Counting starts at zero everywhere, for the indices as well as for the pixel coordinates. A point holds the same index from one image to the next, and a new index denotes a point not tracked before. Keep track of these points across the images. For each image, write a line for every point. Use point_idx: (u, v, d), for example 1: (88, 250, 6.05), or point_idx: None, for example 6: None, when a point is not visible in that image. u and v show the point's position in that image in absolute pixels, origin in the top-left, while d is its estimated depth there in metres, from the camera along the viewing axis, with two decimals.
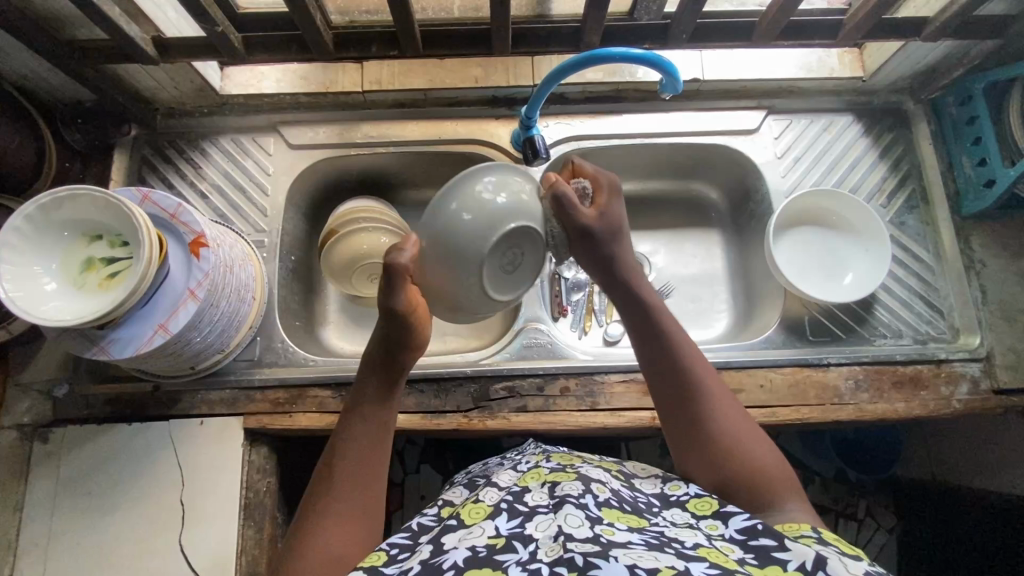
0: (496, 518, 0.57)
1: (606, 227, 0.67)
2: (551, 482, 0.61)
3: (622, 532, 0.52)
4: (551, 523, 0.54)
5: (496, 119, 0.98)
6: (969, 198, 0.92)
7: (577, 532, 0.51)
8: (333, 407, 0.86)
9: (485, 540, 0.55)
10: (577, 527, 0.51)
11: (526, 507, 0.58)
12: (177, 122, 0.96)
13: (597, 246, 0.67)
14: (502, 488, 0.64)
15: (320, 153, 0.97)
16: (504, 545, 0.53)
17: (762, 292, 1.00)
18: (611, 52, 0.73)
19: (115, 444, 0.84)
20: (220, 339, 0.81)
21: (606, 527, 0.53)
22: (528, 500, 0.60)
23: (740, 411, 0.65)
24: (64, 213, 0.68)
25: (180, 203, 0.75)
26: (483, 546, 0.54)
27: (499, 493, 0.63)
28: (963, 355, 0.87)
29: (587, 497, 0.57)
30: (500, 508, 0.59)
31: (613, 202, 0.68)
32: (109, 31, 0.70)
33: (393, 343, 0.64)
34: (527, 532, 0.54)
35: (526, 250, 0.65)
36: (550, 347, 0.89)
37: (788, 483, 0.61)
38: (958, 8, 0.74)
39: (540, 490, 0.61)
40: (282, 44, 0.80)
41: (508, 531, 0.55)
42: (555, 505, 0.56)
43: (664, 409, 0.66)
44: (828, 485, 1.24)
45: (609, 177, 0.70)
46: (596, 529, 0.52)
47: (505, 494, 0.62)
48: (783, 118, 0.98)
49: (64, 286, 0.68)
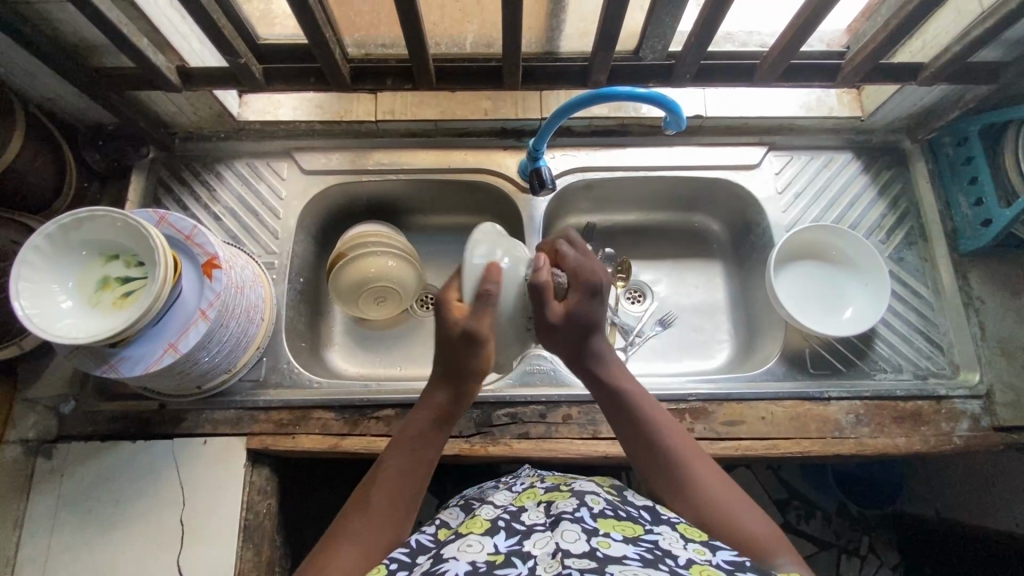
0: (494, 535, 0.58)
1: (575, 318, 0.69)
2: (547, 501, 0.63)
3: (617, 545, 0.53)
4: (549, 540, 0.55)
5: (504, 149, 1.01)
6: (966, 236, 0.94)
7: (574, 547, 0.52)
8: (335, 430, 0.86)
9: (485, 555, 0.54)
10: (573, 543, 0.53)
11: (523, 525, 0.59)
12: (195, 146, 0.99)
13: (563, 337, 0.70)
14: (499, 505, 0.64)
15: (332, 178, 0.99)
16: (504, 560, 0.54)
17: (763, 324, 1.01)
18: (617, 91, 0.75)
19: (119, 461, 0.84)
20: (227, 359, 0.82)
21: (602, 538, 0.54)
22: (525, 518, 0.60)
23: (719, 474, 0.66)
24: (83, 233, 0.70)
25: (195, 225, 0.77)
26: (483, 562, 0.53)
27: (495, 509, 0.64)
28: (963, 391, 0.88)
29: (582, 512, 0.59)
30: (497, 526, 0.59)
31: (587, 300, 0.69)
32: (137, 60, 0.72)
33: (458, 375, 0.67)
34: (525, 549, 0.55)
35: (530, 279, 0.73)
36: (553, 374, 0.89)
37: (777, 541, 0.60)
38: (952, 55, 0.76)
39: (536, 509, 0.62)
40: (301, 75, 0.82)
41: (507, 548, 0.56)
42: (551, 524, 0.57)
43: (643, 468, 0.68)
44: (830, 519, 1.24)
45: (591, 274, 0.70)
46: (592, 542, 0.54)
47: (502, 511, 0.63)
48: (784, 155, 1.01)
49: (79, 304, 0.70)
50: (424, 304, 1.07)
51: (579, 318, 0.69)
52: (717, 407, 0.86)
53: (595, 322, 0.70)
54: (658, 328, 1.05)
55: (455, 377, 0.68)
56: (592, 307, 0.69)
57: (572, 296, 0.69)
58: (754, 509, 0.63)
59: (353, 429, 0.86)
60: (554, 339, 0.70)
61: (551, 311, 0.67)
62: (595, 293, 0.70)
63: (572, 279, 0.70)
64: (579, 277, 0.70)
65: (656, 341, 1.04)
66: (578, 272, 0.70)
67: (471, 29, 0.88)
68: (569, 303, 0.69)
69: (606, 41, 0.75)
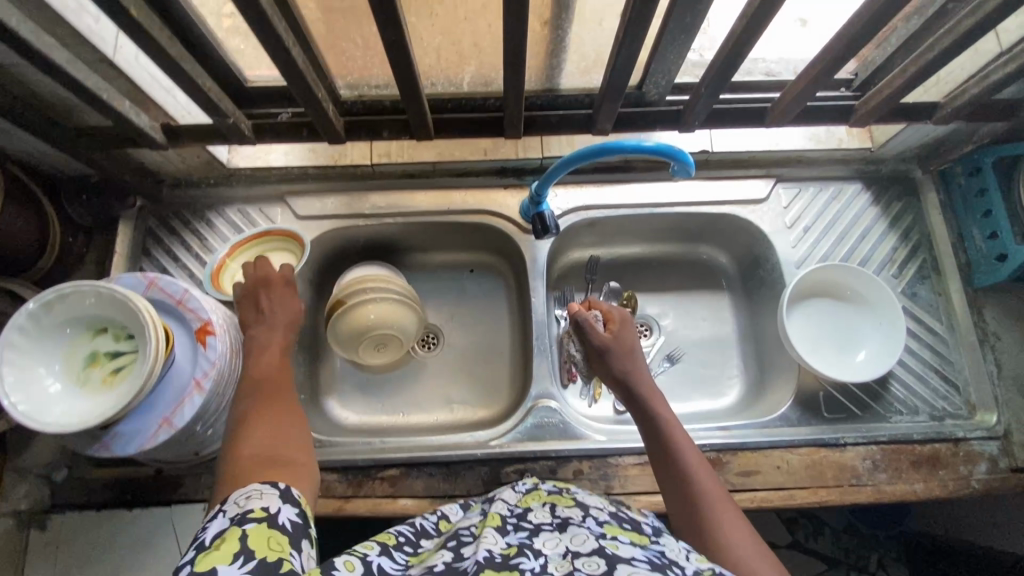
0: (503, 531, 0.54)
1: (615, 345, 0.81)
2: (552, 504, 0.60)
3: (626, 547, 0.51)
4: (558, 541, 0.52)
5: (505, 188, 0.98)
6: (981, 271, 0.92)
7: (582, 547, 0.51)
8: (340, 492, 0.82)
9: (499, 548, 0.51)
10: (582, 543, 0.51)
11: (530, 525, 0.56)
12: (183, 193, 0.96)
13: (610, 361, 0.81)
14: (506, 502, 0.61)
15: (327, 223, 0.96)
16: (517, 552, 0.50)
17: (774, 362, 0.98)
18: (624, 144, 0.72)
19: (115, 532, 0.82)
20: (226, 425, 0.79)
21: (610, 541, 0.52)
22: (532, 519, 0.57)
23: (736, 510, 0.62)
24: (66, 310, 0.66)
25: (187, 289, 0.74)
26: (498, 553, 0.50)
27: (503, 507, 0.60)
28: (981, 433, 0.86)
29: (588, 520, 0.56)
30: (507, 524, 0.56)
31: (625, 330, 0.84)
32: (119, 123, 0.68)
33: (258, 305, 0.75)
34: (535, 545, 0.52)
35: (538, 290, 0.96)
36: (562, 427, 0.87)
37: None
38: (972, 96, 0.73)
39: (541, 509, 0.59)
40: (293, 129, 0.79)
41: (517, 541, 0.52)
42: (559, 526, 0.55)
43: (668, 497, 0.66)
44: (838, 536, 1.25)
45: (621, 310, 0.86)
46: (601, 542, 0.52)
47: (510, 509, 0.60)
48: (792, 187, 0.98)
49: (67, 385, 0.66)
50: (426, 346, 1.04)
51: (620, 344, 0.81)
52: (731, 457, 0.84)
53: (634, 350, 0.81)
54: (666, 364, 1.02)
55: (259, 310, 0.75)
56: (631, 338, 0.82)
57: (612, 328, 0.84)
58: (769, 558, 0.57)
59: (357, 490, 0.83)
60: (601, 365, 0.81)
61: (595, 336, 0.82)
62: (628, 325, 0.84)
63: (609, 314, 0.86)
64: (617, 314, 0.85)
65: (664, 380, 1.01)
66: (613, 310, 0.86)
67: (468, 69, 0.84)
68: (612, 332, 0.83)
69: (613, 92, 0.73)
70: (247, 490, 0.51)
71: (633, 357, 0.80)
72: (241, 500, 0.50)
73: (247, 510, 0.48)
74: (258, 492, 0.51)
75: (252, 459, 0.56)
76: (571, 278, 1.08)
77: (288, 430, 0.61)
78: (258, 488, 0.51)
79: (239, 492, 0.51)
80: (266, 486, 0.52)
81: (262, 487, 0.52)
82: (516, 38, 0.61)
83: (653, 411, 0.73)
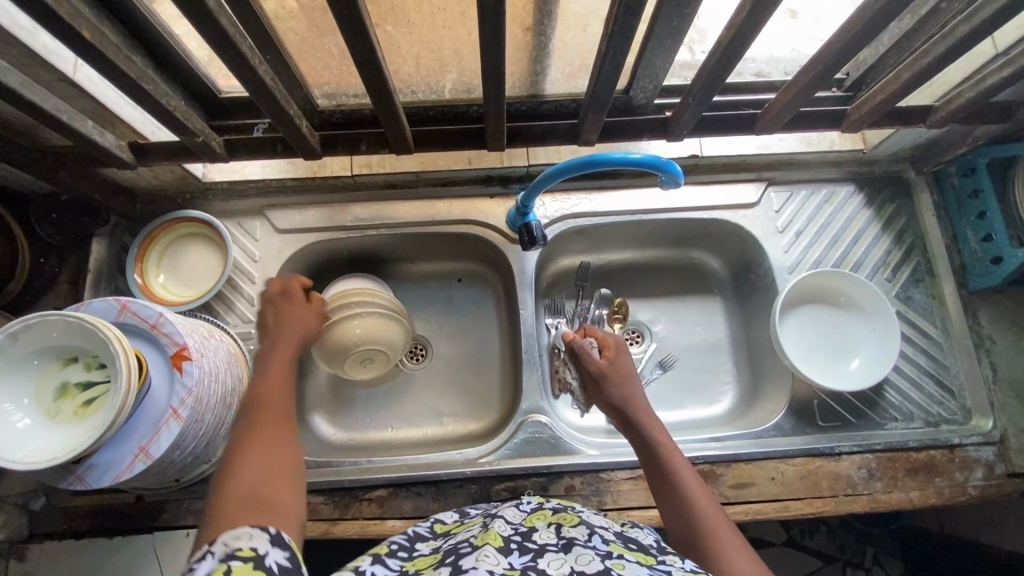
0: (506, 552, 0.52)
1: (612, 371, 0.79)
2: (557, 524, 0.58)
3: (632, 566, 0.49)
4: (563, 562, 0.50)
5: (491, 197, 0.95)
6: (975, 273, 0.90)
7: (587, 567, 0.49)
8: (326, 515, 0.80)
9: (502, 569, 0.48)
10: (587, 563, 0.49)
11: (534, 545, 0.54)
12: (159, 208, 0.93)
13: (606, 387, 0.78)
14: (509, 522, 0.59)
15: (308, 237, 0.93)
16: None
17: (767, 369, 0.97)
18: (610, 156, 0.70)
19: (96, 561, 0.79)
20: (207, 450, 0.77)
21: (616, 560, 0.50)
22: (537, 538, 0.55)
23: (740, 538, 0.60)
24: (34, 342, 0.64)
25: (161, 312, 0.71)
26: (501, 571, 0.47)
27: (505, 526, 0.58)
28: (977, 439, 0.85)
29: (594, 539, 0.55)
30: (511, 544, 0.53)
31: (621, 356, 0.82)
32: (81, 143, 0.65)
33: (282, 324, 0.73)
34: (539, 566, 0.50)
35: (527, 302, 0.94)
36: (553, 442, 0.85)
37: None
38: (966, 100, 0.71)
39: (547, 530, 0.57)
40: (266, 145, 0.76)
41: (521, 565, 0.50)
42: (563, 546, 0.53)
43: (671, 527, 0.63)
44: (834, 533, 1.24)
45: (617, 337, 0.84)
46: (606, 563, 0.50)
47: (513, 530, 0.57)
48: (783, 190, 0.97)
49: (37, 419, 0.64)
50: (414, 358, 1.02)
51: (617, 370, 0.79)
52: (725, 470, 0.83)
53: (631, 376, 0.79)
54: (658, 372, 1.00)
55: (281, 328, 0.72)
56: (626, 362, 0.81)
57: (608, 355, 0.82)
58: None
59: (344, 512, 0.81)
60: (598, 391, 0.79)
61: (590, 363, 0.80)
62: (624, 351, 0.83)
63: (605, 340, 0.84)
64: (612, 340, 0.84)
65: (656, 387, 1.00)
66: (609, 337, 0.84)
67: (449, 76, 0.81)
68: (608, 359, 0.81)
69: (597, 102, 0.70)
70: (238, 532, 0.47)
71: (630, 383, 0.78)
72: (230, 540, 0.46)
73: (234, 550, 0.45)
74: (248, 535, 0.47)
75: (236, 496, 0.52)
76: (561, 285, 1.06)
77: (281, 458, 0.57)
78: (248, 531, 0.48)
79: (230, 532, 0.47)
80: (257, 530, 0.48)
81: (254, 529, 0.48)
82: (494, 50, 0.59)
83: (652, 439, 0.71)
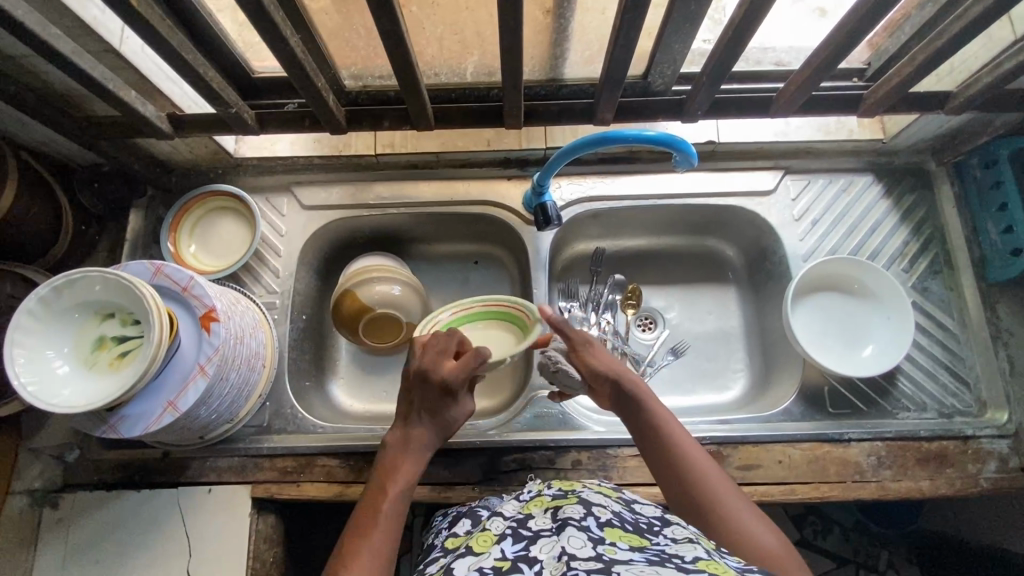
0: (501, 543, 0.54)
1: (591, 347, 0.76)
2: (554, 507, 0.58)
3: (623, 551, 0.50)
4: (554, 545, 0.51)
5: (508, 179, 0.98)
6: (994, 265, 0.89)
7: (580, 551, 0.49)
8: (341, 477, 0.85)
9: (493, 562, 0.51)
10: (580, 547, 0.49)
11: (529, 532, 0.55)
12: (192, 182, 0.97)
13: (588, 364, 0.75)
14: (507, 516, 0.59)
15: (332, 213, 0.97)
16: (509, 566, 0.49)
17: (779, 356, 0.97)
18: (624, 134, 0.72)
19: (123, 512, 0.84)
20: (229, 409, 0.81)
21: (608, 546, 0.50)
22: (532, 525, 0.56)
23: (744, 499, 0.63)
24: (75, 297, 0.68)
25: (192, 275, 0.74)
26: (489, 568, 0.50)
27: (503, 521, 0.59)
28: (991, 431, 0.84)
29: (589, 519, 0.54)
30: (505, 534, 0.55)
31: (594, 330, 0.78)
32: (125, 112, 0.70)
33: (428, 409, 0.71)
34: (531, 554, 0.51)
35: (540, 282, 0.96)
36: (561, 417, 0.87)
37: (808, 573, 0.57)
38: (983, 86, 0.71)
39: (543, 515, 0.57)
40: (296, 119, 0.80)
41: (513, 554, 0.51)
42: (557, 528, 0.53)
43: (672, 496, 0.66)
44: (848, 535, 1.21)
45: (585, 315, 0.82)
46: (598, 548, 0.49)
47: (509, 521, 0.58)
48: (800, 179, 0.97)
49: (76, 368, 0.68)
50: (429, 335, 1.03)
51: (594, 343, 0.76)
52: (732, 451, 0.84)
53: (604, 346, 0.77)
54: (670, 358, 1.01)
55: (433, 411, 0.71)
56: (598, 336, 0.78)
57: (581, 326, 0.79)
58: (783, 538, 0.59)
59: (358, 476, 0.85)
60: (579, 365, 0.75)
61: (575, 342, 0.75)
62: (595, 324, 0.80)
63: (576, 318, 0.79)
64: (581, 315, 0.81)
65: (668, 372, 1.00)
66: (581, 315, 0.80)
67: (471, 59, 0.84)
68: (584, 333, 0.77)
69: (613, 81, 0.72)
70: None
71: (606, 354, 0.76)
72: None
73: None
74: None
75: None
76: (576, 269, 1.07)
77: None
78: None
79: None
80: None
81: None
82: (513, 27, 0.61)
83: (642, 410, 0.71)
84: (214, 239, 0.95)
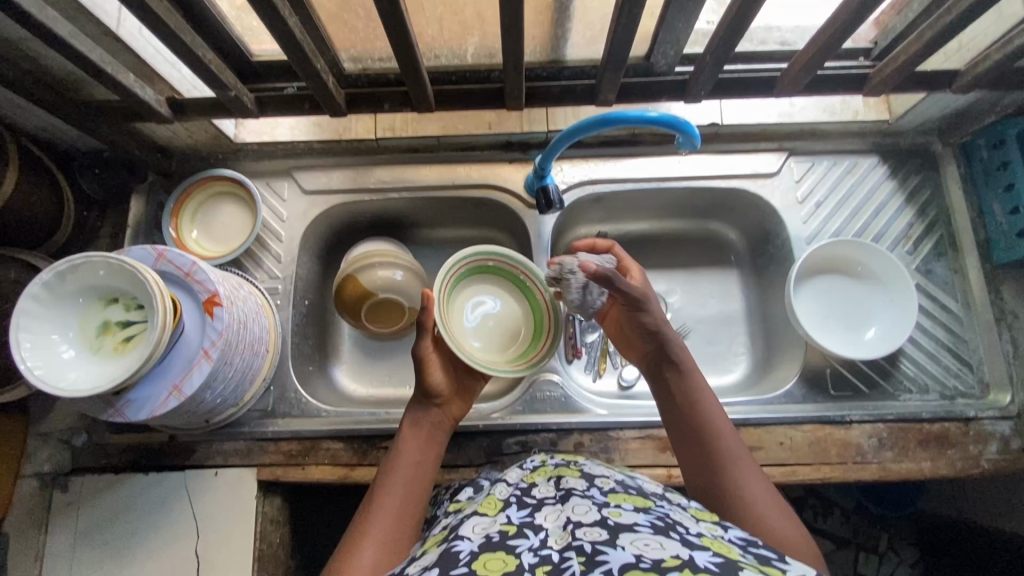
0: (507, 509, 0.54)
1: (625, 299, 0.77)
2: (557, 476, 0.59)
3: (628, 513, 0.51)
4: (559, 514, 0.51)
5: (509, 162, 0.97)
6: (1000, 247, 0.88)
7: (584, 518, 0.49)
8: (345, 460, 0.86)
9: (498, 526, 0.51)
10: (584, 514, 0.50)
11: (534, 499, 0.55)
12: (192, 167, 0.97)
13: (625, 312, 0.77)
14: (510, 483, 0.60)
15: (333, 198, 0.97)
16: (516, 531, 0.50)
17: (781, 340, 0.97)
18: (627, 115, 0.71)
19: (131, 495, 0.85)
20: (234, 394, 0.81)
21: (612, 509, 0.51)
22: (536, 493, 0.57)
23: (762, 479, 0.63)
24: (78, 282, 0.68)
25: (194, 260, 0.74)
26: (496, 532, 0.50)
27: (506, 488, 0.60)
28: (993, 413, 0.84)
29: (592, 490, 0.55)
30: (509, 502, 0.55)
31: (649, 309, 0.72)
32: (124, 95, 0.69)
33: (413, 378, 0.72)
34: (537, 521, 0.51)
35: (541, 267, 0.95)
36: (563, 400, 0.87)
37: (807, 551, 0.57)
38: (992, 63, 0.70)
39: (546, 484, 0.58)
40: (295, 102, 0.80)
41: (519, 519, 0.52)
42: (561, 498, 0.54)
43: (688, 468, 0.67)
44: (849, 517, 1.19)
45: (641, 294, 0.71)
46: (603, 512, 0.50)
47: (514, 489, 0.59)
48: (804, 161, 0.96)
49: (82, 353, 0.69)
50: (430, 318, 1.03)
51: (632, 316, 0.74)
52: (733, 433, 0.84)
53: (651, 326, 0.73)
54: None
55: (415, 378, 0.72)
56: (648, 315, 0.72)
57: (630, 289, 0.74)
58: (790, 515, 0.60)
59: (362, 459, 0.85)
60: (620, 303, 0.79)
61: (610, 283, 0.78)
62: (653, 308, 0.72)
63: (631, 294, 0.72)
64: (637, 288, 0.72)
65: None
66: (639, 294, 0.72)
67: (472, 40, 0.83)
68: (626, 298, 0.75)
69: (614, 61, 0.71)
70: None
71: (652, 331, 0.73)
72: None
73: None
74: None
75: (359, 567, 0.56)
76: None
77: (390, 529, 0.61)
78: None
79: None
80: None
81: None
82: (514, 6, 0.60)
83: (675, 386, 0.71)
84: (218, 225, 0.95)
